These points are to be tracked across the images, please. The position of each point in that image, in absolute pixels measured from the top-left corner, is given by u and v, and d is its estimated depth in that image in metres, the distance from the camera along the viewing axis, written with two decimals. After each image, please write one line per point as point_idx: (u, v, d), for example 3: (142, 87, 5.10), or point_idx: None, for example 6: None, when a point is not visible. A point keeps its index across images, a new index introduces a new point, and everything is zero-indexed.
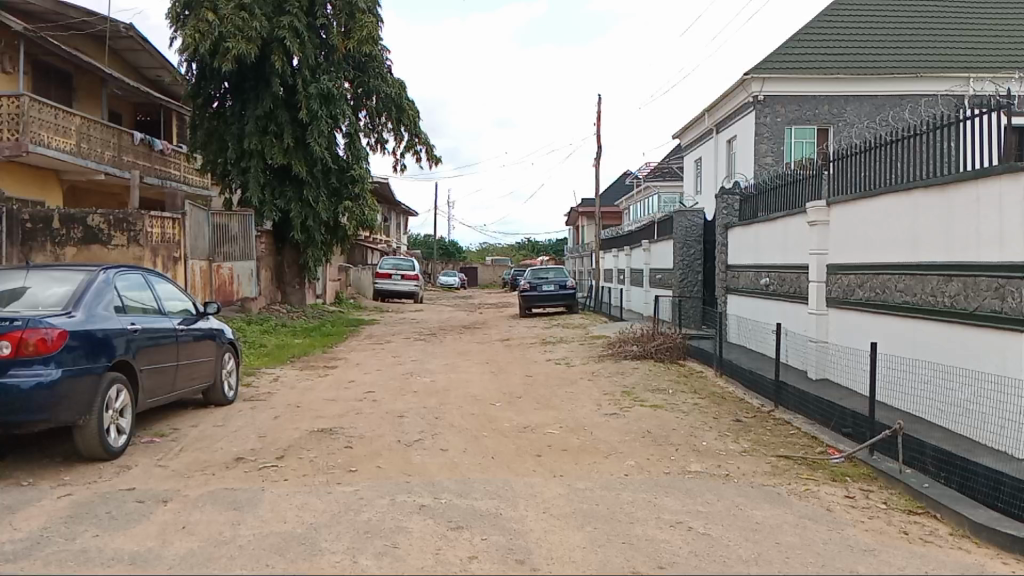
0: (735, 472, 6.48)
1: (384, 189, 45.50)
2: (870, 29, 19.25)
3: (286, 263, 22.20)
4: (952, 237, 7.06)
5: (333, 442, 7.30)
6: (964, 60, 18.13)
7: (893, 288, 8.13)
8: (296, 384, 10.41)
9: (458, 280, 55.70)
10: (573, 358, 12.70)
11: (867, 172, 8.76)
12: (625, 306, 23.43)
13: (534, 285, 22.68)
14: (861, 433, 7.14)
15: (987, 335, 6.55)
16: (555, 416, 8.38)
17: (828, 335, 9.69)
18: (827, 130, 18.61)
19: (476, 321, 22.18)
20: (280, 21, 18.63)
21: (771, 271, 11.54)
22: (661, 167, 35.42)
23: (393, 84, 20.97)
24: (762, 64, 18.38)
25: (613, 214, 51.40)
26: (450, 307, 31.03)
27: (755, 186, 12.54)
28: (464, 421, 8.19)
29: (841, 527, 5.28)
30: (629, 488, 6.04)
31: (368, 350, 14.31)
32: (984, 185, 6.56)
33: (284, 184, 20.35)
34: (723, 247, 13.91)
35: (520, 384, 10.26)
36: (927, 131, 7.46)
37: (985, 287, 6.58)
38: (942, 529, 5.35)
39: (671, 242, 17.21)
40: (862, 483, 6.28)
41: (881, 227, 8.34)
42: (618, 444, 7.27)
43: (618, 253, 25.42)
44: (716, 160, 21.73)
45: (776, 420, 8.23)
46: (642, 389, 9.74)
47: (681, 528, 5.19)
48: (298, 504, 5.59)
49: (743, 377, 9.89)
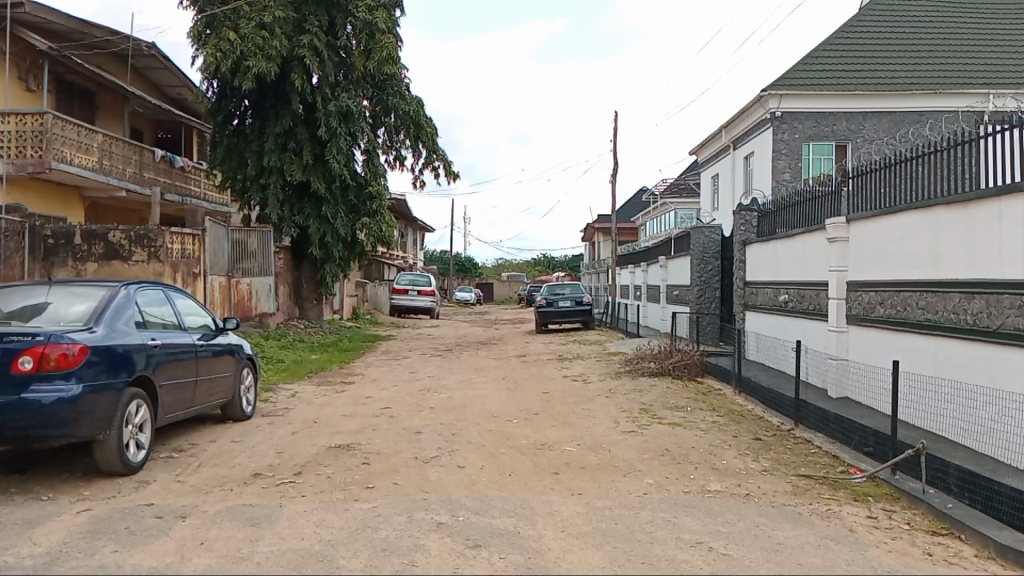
0: (756, 492, 6.44)
1: (399, 205, 45.91)
2: (887, 44, 19.24)
3: (304, 279, 22.21)
4: (974, 254, 6.98)
5: (350, 459, 7.29)
6: (984, 76, 18.03)
7: (913, 305, 8.05)
8: (313, 400, 10.42)
9: (474, 295, 55.80)
10: (591, 374, 12.60)
11: (887, 189, 8.68)
12: (641, 322, 23.35)
13: (550, 301, 22.62)
14: (882, 452, 7.06)
15: (1010, 352, 6.47)
16: (572, 433, 8.32)
17: (849, 352, 9.56)
18: (845, 147, 18.54)
19: (489, 337, 22.21)
20: (300, 40, 18.81)
21: (791, 288, 11.43)
22: (677, 183, 35.45)
23: (411, 102, 21.08)
24: (779, 81, 18.35)
25: (629, 230, 51.61)
26: (465, 323, 31.04)
27: (774, 202, 12.46)
28: (481, 437, 8.17)
29: (864, 548, 5.22)
30: (648, 507, 6.02)
31: (385, 366, 14.29)
32: (1007, 202, 6.51)
33: (303, 201, 20.48)
34: (741, 263, 13.83)
35: (536, 401, 10.22)
36: (948, 148, 7.41)
37: (1007, 305, 6.51)
38: (967, 551, 5.29)
39: (688, 258, 17.13)
40: (884, 504, 6.21)
41: (901, 244, 8.26)
42: (637, 462, 7.22)
43: (634, 270, 25.42)
44: (733, 177, 21.69)
45: (797, 439, 8.13)
46: (660, 407, 9.67)
47: (701, 548, 5.15)
48: (315, 521, 5.59)
49: (764, 396, 9.77)
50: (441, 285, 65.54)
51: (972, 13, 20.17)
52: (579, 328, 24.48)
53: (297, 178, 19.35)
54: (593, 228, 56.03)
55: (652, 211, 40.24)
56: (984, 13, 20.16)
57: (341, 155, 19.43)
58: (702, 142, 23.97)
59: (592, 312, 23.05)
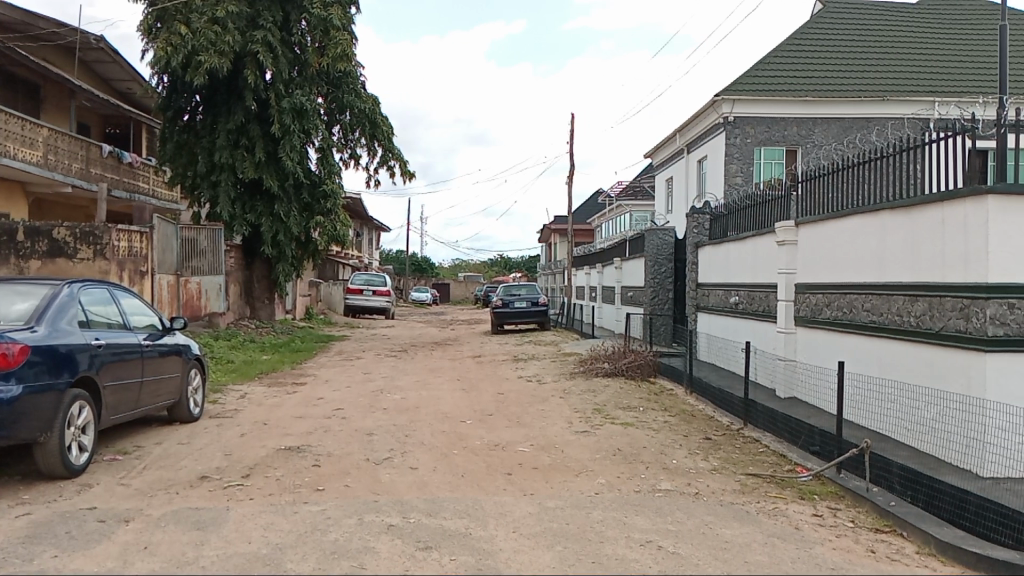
0: (705, 490, 6.52)
1: (355, 204, 45.53)
2: (835, 53, 19.68)
3: (255, 278, 21.85)
4: (917, 258, 7.17)
5: (300, 461, 7.20)
6: (929, 85, 18.55)
7: (859, 308, 8.24)
8: (263, 401, 10.27)
9: (430, 296, 55.60)
10: (545, 375, 12.64)
11: (834, 193, 8.88)
12: (597, 323, 23.53)
13: (506, 301, 22.69)
14: (828, 451, 7.21)
15: (950, 354, 6.67)
16: (525, 433, 8.33)
17: (797, 353, 9.73)
18: (795, 151, 18.83)
19: (444, 338, 22.17)
20: (253, 35, 18.52)
21: (740, 290, 11.61)
22: (632, 186, 35.83)
23: (366, 100, 20.93)
24: (732, 86, 18.64)
25: (585, 231, 52.06)
26: (420, 323, 30.93)
27: (725, 205, 12.68)
28: (433, 438, 8.13)
29: (810, 546, 5.33)
30: (599, 507, 6.05)
31: (337, 367, 14.15)
32: (949, 208, 6.69)
33: (255, 199, 20.20)
34: (693, 264, 14.01)
35: (490, 401, 10.21)
36: (893, 154, 7.60)
37: (949, 308, 6.70)
38: (909, 547, 5.44)
39: (642, 260, 17.29)
40: (830, 502, 6.34)
41: (847, 247, 8.46)
42: (589, 462, 7.26)
43: (589, 271, 25.60)
44: (687, 179, 21.96)
45: (745, 438, 8.26)
46: (613, 407, 9.74)
47: (651, 547, 5.20)
48: (263, 524, 5.50)
49: (714, 396, 9.92)
50: (397, 286, 65.20)
51: (917, 23, 20.81)
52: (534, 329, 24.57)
53: (249, 175, 19.04)
54: (550, 229, 56.32)
55: (607, 213, 40.58)
56: (929, 24, 20.75)
57: (295, 153, 19.15)
58: (657, 145, 24.21)
59: (548, 313, 23.15)
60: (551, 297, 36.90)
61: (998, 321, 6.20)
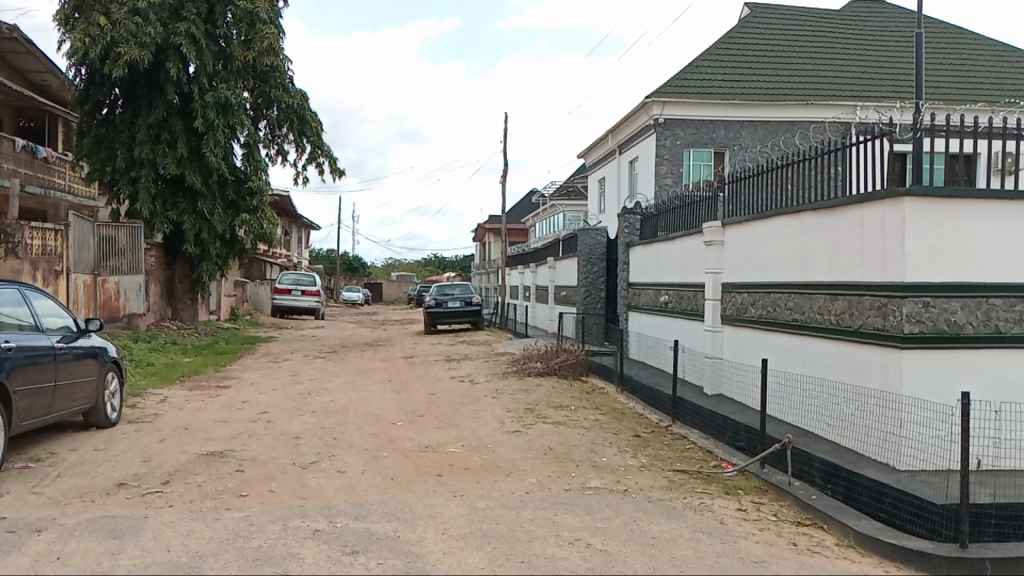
0: (634, 487, 6.60)
1: (285, 202, 44.65)
2: (761, 58, 20.19)
3: (177, 278, 21.20)
4: (838, 258, 7.40)
5: (222, 466, 7.00)
6: (849, 91, 19.18)
7: (782, 306, 8.47)
8: (185, 405, 9.95)
9: (361, 295, 54.93)
10: (477, 375, 12.62)
11: (759, 195, 9.10)
12: (530, 323, 23.67)
13: (439, 301, 22.64)
14: (752, 446, 7.38)
15: (868, 350, 6.91)
16: (456, 434, 8.29)
17: (723, 351, 9.94)
18: (723, 153, 19.26)
19: (376, 338, 21.93)
20: (176, 27, 17.99)
21: (670, 289, 11.81)
22: (566, 186, 36.14)
23: (295, 95, 20.45)
24: (662, 89, 18.96)
25: (518, 231, 52.30)
26: (352, 324, 30.54)
27: (655, 205, 12.88)
28: (363, 441, 8.02)
29: (735, 540, 5.44)
30: (529, 506, 6.06)
31: (264, 369, 13.82)
32: (868, 209, 6.92)
33: (177, 196, 19.58)
34: (625, 264, 14.19)
35: (422, 402, 10.13)
36: (815, 157, 7.83)
37: (868, 306, 6.93)
38: (829, 540, 5.61)
39: (575, 259, 17.45)
40: (754, 496, 6.50)
41: (771, 247, 8.68)
42: (520, 461, 7.27)
43: (523, 271, 25.72)
44: (618, 180, 22.26)
45: (674, 435, 8.41)
46: (544, 406, 9.79)
47: (580, 545, 5.22)
48: (183, 532, 5.32)
49: (644, 394, 10.05)
50: (329, 285, 64.27)
51: (839, 31, 21.51)
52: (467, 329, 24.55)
53: (170, 171, 18.52)
54: (484, 229, 56.39)
55: (541, 213, 40.83)
56: (851, 32, 21.47)
57: (218, 149, 18.67)
58: (589, 146, 24.45)
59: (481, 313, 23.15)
60: (484, 297, 36.92)
61: (914, 318, 6.42)
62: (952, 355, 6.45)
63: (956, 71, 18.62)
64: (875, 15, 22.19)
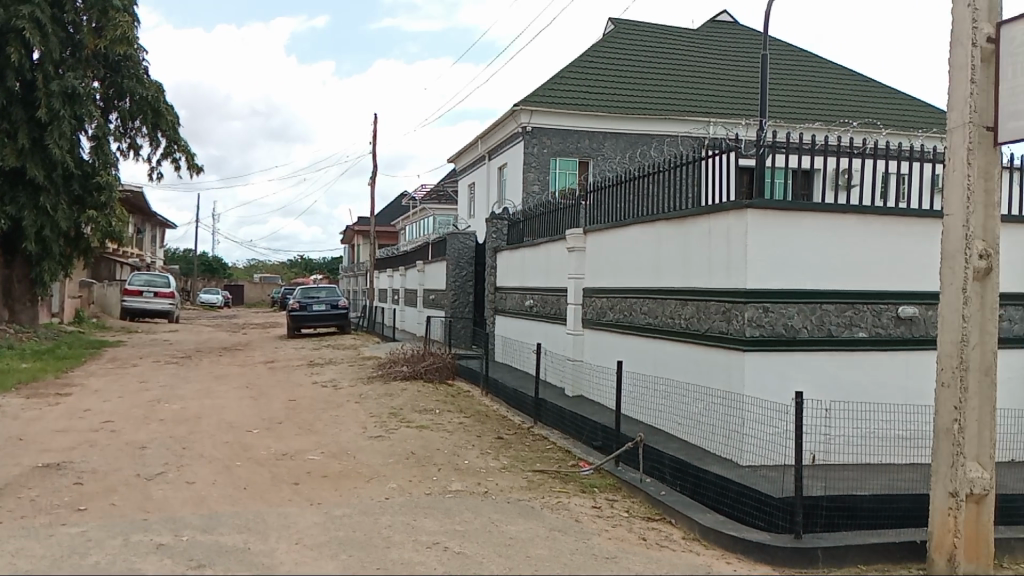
0: (493, 489, 6.71)
1: (137, 199, 42.09)
2: (624, 73, 21.00)
3: (14, 278, 19.57)
4: (688, 265, 7.80)
5: (57, 479, 6.54)
6: (703, 107, 20.24)
7: (638, 310, 8.83)
8: (18, 415, 9.21)
9: (221, 297, 52.68)
10: (341, 380, 12.41)
11: (619, 204, 9.46)
12: (399, 326, 23.58)
13: (305, 304, 22.13)
14: (608, 445, 7.67)
15: (713, 353, 7.33)
16: (316, 441, 8.14)
17: (584, 354, 10.21)
18: (587, 163, 19.84)
19: (238, 342, 21.09)
20: (18, 10, 16.72)
21: (535, 293, 12.06)
22: (436, 189, 36.14)
23: (150, 86, 19.48)
24: (530, 98, 19.37)
25: (388, 233, 51.82)
26: (211, 327, 29.24)
27: (522, 211, 13.13)
28: (217, 450, 7.72)
29: (587, 537, 5.64)
30: (388, 512, 6.04)
31: (109, 376, 13.00)
32: (715, 220, 7.34)
33: (15, 190, 18.07)
34: (492, 268, 14.38)
35: (282, 409, 9.87)
36: (670, 169, 8.22)
37: (714, 311, 7.35)
38: (675, 533, 5.92)
39: (444, 263, 17.53)
40: (608, 494, 6.75)
41: (629, 254, 9.03)
42: (381, 467, 7.22)
43: (391, 274, 25.55)
44: (488, 185, 22.59)
45: (535, 436, 8.61)
46: (408, 410, 9.77)
47: (437, 549, 5.25)
48: (9, 551, 4.94)
49: (508, 396, 10.22)
50: (186, 287, 61.18)
51: (695, 51, 22.68)
52: (332, 332, 24.11)
53: (8, 163, 17.07)
54: (353, 232, 55.47)
55: (411, 215, 40.64)
56: (706, 52, 22.70)
57: (64, 140, 17.55)
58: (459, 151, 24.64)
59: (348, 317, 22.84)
60: (352, 300, 36.33)
61: (755, 323, 6.87)
62: (788, 357, 6.94)
63: (797, 93, 20.03)
64: (728, 37, 23.56)
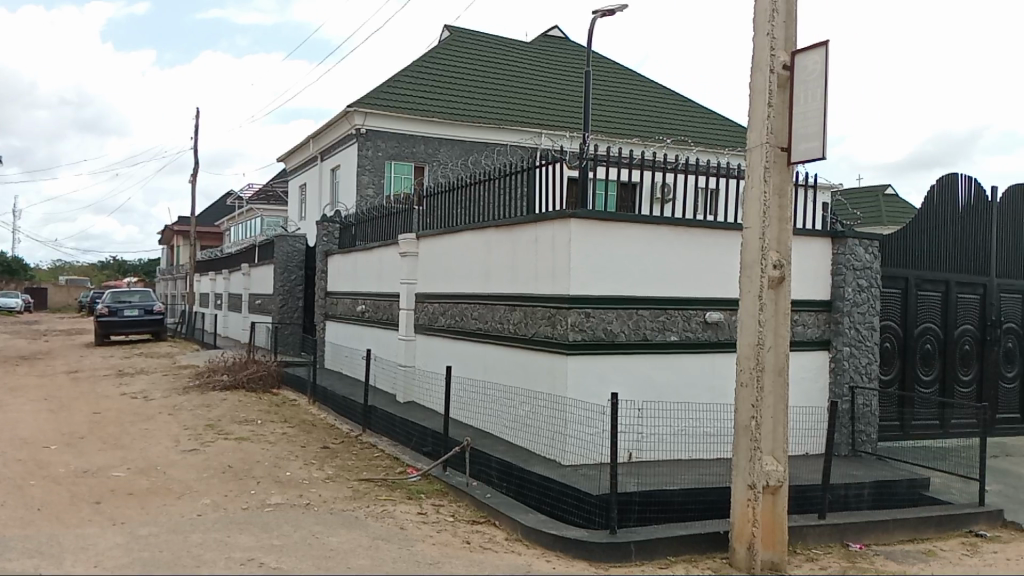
0: (315, 500, 6.48)
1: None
2: (459, 81, 21.17)
3: None
4: (516, 271, 7.95)
5: None
6: (535, 118, 20.76)
7: (469, 316, 8.89)
8: None
9: (17, 303, 47.68)
10: (154, 391, 11.58)
11: (452, 210, 9.50)
12: (219, 332, 22.48)
13: (114, 310, 20.64)
14: (436, 450, 7.65)
15: (539, 357, 7.51)
16: (122, 457, 7.53)
17: (415, 360, 10.09)
18: (423, 168, 19.80)
19: (37, 351, 19.17)
20: None
21: (367, 298, 11.85)
22: (265, 189, 34.71)
23: None
24: (364, 99, 19.07)
25: (215, 235, 49.17)
26: (6, 335, 26.34)
27: (355, 215, 12.91)
28: (3, 470, 6.95)
29: (411, 544, 5.56)
30: (199, 529, 5.67)
31: None
32: (542, 227, 7.54)
33: None
34: (322, 273, 14.00)
35: (85, 424, 9.05)
36: (501, 177, 8.36)
37: (540, 316, 7.53)
38: (499, 535, 5.97)
39: (271, 267, 16.91)
40: (434, 499, 6.72)
41: (461, 260, 9.09)
42: (195, 482, 6.79)
43: (213, 278, 24.32)
44: (320, 186, 22.03)
45: (362, 444, 8.44)
46: (228, 421, 9.27)
47: (251, 565, 4.98)
48: None
49: (336, 405, 9.96)
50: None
51: (529, 64, 23.30)
52: (145, 339, 22.50)
53: None
54: (176, 234, 52.13)
55: (237, 216, 38.77)
56: (540, 66, 23.38)
57: None
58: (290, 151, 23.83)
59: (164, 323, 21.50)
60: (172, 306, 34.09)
61: (577, 327, 7.11)
62: (608, 360, 7.23)
63: (621, 109, 21.05)
64: (560, 53, 24.42)
